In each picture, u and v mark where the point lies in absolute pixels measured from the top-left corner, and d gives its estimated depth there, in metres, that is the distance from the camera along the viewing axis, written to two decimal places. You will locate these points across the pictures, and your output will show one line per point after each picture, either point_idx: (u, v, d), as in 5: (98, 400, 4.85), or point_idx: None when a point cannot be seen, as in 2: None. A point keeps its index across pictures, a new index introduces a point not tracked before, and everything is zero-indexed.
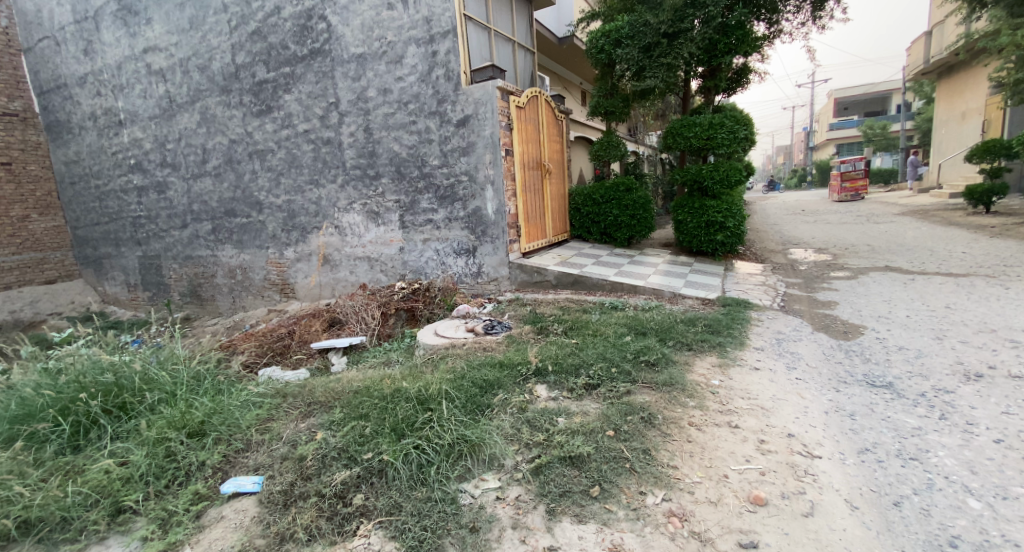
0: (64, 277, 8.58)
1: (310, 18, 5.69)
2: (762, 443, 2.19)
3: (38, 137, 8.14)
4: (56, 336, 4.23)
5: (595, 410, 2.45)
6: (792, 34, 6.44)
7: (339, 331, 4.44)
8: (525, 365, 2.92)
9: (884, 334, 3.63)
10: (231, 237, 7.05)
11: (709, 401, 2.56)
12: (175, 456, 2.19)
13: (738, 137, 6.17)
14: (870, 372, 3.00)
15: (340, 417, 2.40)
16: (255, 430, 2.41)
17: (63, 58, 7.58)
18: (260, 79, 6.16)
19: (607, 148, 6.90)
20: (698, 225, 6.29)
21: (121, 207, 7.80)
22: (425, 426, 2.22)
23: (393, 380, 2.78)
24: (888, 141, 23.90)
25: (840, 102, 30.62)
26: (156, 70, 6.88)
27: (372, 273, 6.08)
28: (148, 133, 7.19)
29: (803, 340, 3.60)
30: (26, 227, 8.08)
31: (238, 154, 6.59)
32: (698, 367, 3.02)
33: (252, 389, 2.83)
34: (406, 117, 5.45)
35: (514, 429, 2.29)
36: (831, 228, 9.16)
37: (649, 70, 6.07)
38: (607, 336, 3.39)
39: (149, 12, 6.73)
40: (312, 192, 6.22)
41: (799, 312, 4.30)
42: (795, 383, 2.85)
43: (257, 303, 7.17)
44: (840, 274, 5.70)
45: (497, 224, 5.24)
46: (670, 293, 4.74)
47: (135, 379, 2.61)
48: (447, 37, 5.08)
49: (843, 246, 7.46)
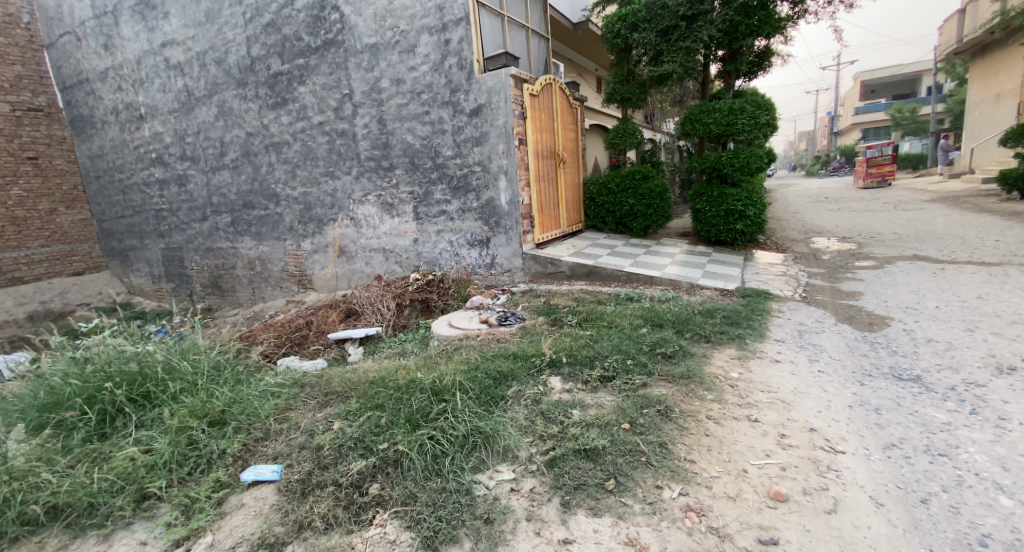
0: (91, 269, 8.83)
1: (323, 9, 5.67)
2: (783, 437, 2.14)
3: (63, 132, 8.34)
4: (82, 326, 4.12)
5: (611, 402, 2.42)
6: (818, 14, 6.18)
7: (354, 322, 4.47)
8: (538, 356, 2.90)
9: (911, 325, 3.52)
10: (249, 229, 7.15)
11: (727, 394, 2.51)
12: (197, 444, 2.21)
13: (759, 123, 6.00)
14: (896, 365, 2.91)
15: (356, 407, 2.42)
16: (274, 419, 2.43)
17: (85, 54, 7.72)
18: (275, 71, 6.19)
19: (622, 136, 6.78)
20: (717, 214, 6.15)
21: (144, 200, 7.97)
22: (440, 417, 2.22)
23: (408, 370, 2.79)
24: (918, 125, 23.04)
25: (867, 85, 29.56)
26: (174, 64, 6.96)
27: (387, 264, 6.11)
28: (167, 127, 7.30)
29: (825, 331, 3.51)
30: (54, 220, 8.31)
31: (255, 146, 6.65)
32: (717, 359, 2.96)
33: (270, 379, 2.85)
34: (419, 107, 5.42)
35: (528, 421, 2.28)
36: (857, 215, 8.89)
37: (667, 55, 5.93)
38: (623, 328, 3.35)
39: (166, 6, 6.79)
40: (327, 183, 6.25)
41: (822, 303, 4.19)
42: (817, 375, 2.78)
43: (275, 294, 7.28)
44: (865, 264, 5.53)
45: (510, 214, 5.21)
46: (687, 284, 4.66)
47: (158, 368, 2.65)
48: (460, 25, 5.02)
49: (869, 234, 7.24)
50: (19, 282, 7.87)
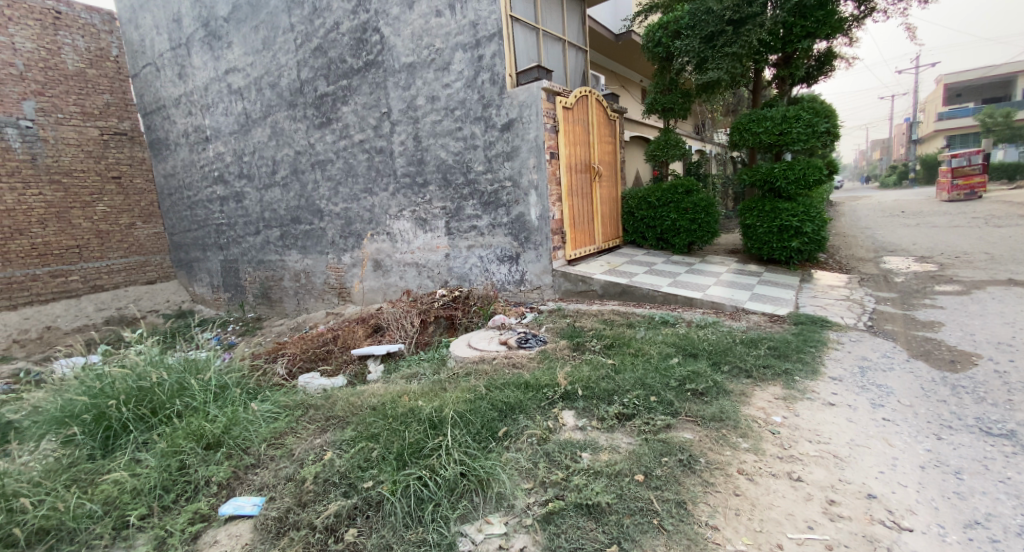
0: (162, 278, 9.43)
1: (365, 31, 5.79)
2: (830, 504, 1.78)
3: (143, 154, 9.04)
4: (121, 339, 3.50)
5: (627, 446, 2.14)
6: (888, 12, 5.62)
7: (379, 338, 4.39)
8: (552, 388, 2.65)
9: (1005, 367, 2.97)
10: (296, 242, 7.37)
11: (766, 444, 2.15)
12: (188, 469, 2.10)
13: (817, 132, 5.49)
14: (984, 416, 2.43)
15: (351, 436, 2.22)
16: (268, 444, 2.28)
17: (162, 83, 8.35)
18: (321, 92, 6.39)
19: (664, 148, 6.44)
20: (769, 230, 5.65)
21: (208, 215, 8.45)
22: (433, 453, 2.01)
23: (412, 397, 2.61)
24: (1013, 131, 20.75)
25: (951, 89, 27.16)
26: (235, 89, 7.37)
27: (420, 279, 6.06)
28: (228, 147, 7.72)
29: (895, 370, 3.02)
30: (133, 233, 8.94)
31: (303, 164, 6.87)
32: (758, 399, 2.58)
33: (279, 398, 2.75)
34: (453, 123, 5.36)
35: (530, 463, 2.03)
36: (940, 229, 7.98)
37: (712, 62, 5.57)
38: (650, 357, 3.05)
39: (230, 36, 7.22)
40: (367, 200, 6.32)
41: (891, 334, 3.66)
42: (882, 425, 2.35)
43: (318, 306, 7.44)
44: (949, 288, 4.85)
45: (541, 230, 5.01)
46: (731, 308, 4.25)
47: (168, 383, 2.57)
48: (493, 40, 4.93)
49: (954, 254, 6.43)
50: (100, 289, 8.48)
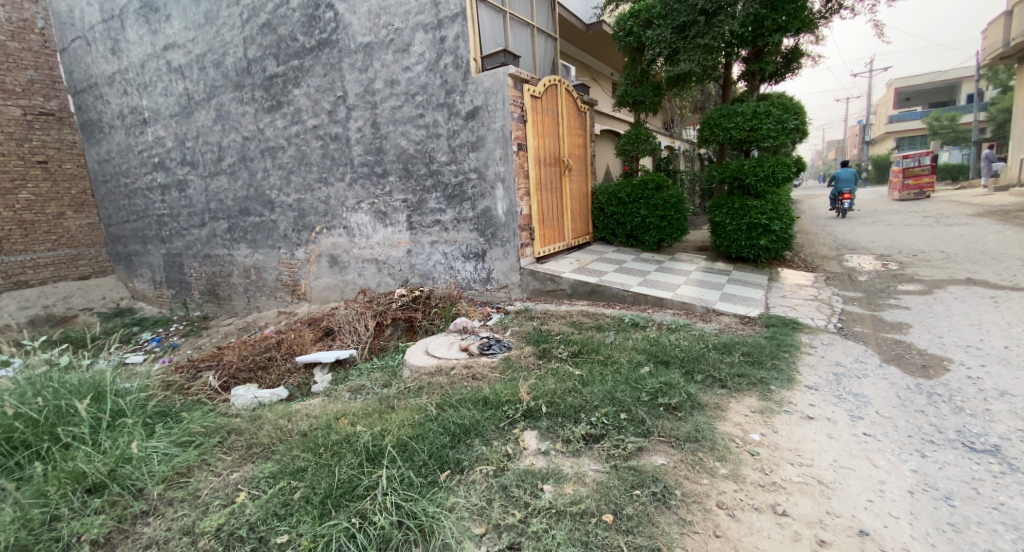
0: (97, 273, 8.62)
1: (317, 7, 5.31)
2: (822, 546, 1.58)
3: (73, 136, 8.19)
4: (30, 343, 3.08)
5: (594, 476, 1.88)
6: (855, 9, 5.59)
7: (330, 343, 4.01)
8: (513, 404, 2.37)
9: (977, 372, 2.89)
10: (245, 235, 6.81)
11: (746, 469, 1.94)
12: (57, 522, 1.72)
13: (786, 128, 5.40)
14: (964, 429, 2.31)
15: (273, 471, 1.93)
16: (169, 484, 1.92)
17: (93, 58, 7.56)
18: (271, 73, 5.85)
19: (635, 142, 6.25)
20: (738, 228, 5.55)
21: (147, 205, 7.75)
22: (366, 495, 1.72)
23: (354, 419, 2.28)
24: (958, 134, 21.79)
25: (901, 93, 28.45)
26: (175, 67, 6.71)
27: (380, 276, 5.67)
28: (168, 131, 7.05)
29: (869, 377, 2.89)
30: (62, 224, 8.12)
31: (252, 151, 6.32)
32: (733, 413, 2.39)
33: (195, 419, 2.36)
34: (413, 109, 4.99)
35: (483, 501, 1.75)
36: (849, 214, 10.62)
37: (684, 53, 5.38)
38: (620, 367, 2.81)
39: (168, 8, 6.55)
40: (321, 190, 5.87)
41: (862, 337, 3.56)
42: (863, 442, 2.19)
43: (270, 304, 6.91)
44: (911, 288, 4.86)
45: (507, 226, 4.72)
46: (702, 310, 4.08)
47: (46, 410, 2.15)
48: (456, 21, 4.57)
49: (911, 252, 6.54)
50: (24, 286, 7.65)
